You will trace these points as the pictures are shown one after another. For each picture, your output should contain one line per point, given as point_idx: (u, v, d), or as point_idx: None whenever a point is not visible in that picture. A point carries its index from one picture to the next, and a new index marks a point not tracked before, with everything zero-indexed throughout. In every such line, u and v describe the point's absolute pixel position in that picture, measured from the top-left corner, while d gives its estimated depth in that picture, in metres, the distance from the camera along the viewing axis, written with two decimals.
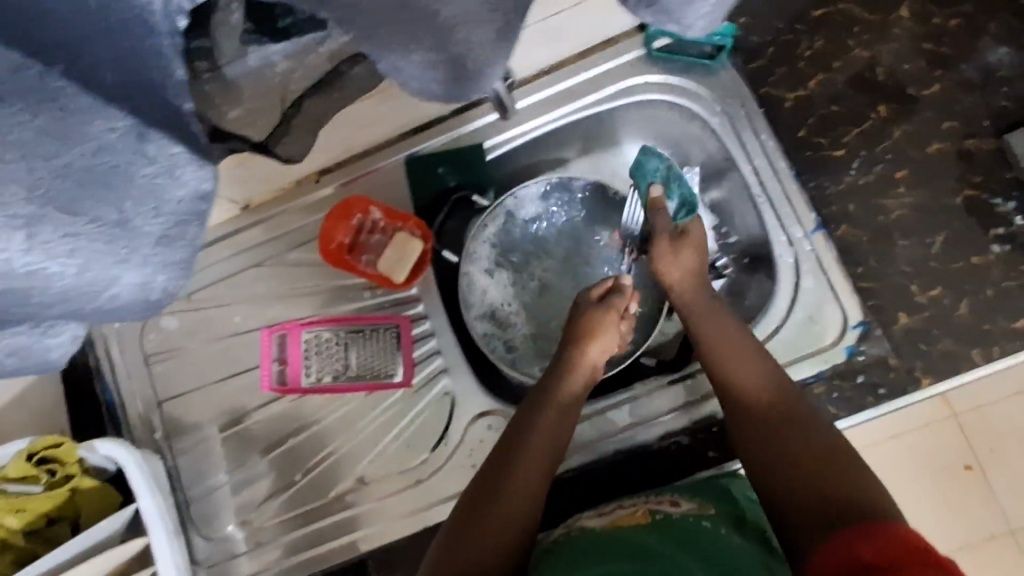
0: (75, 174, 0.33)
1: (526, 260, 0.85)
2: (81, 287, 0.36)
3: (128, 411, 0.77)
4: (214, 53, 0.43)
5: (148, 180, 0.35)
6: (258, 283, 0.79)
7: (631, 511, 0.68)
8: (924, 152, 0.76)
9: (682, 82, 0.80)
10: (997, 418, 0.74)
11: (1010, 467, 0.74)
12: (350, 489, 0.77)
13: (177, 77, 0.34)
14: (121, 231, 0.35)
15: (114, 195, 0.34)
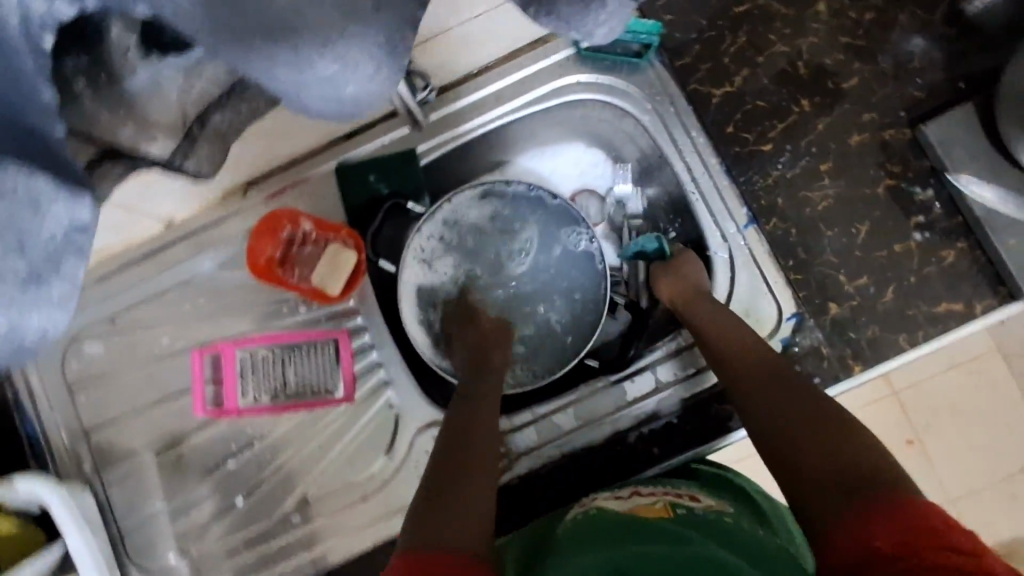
0: None
1: (472, 261, 0.83)
2: None
3: (54, 443, 0.79)
4: (96, 69, 0.39)
5: (8, 215, 0.31)
6: (185, 302, 0.80)
7: (651, 503, 0.63)
8: (847, 144, 0.76)
9: (609, 82, 0.80)
10: (928, 394, 0.97)
11: (941, 436, 0.97)
12: (294, 509, 0.78)
13: (45, 100, 0.33)
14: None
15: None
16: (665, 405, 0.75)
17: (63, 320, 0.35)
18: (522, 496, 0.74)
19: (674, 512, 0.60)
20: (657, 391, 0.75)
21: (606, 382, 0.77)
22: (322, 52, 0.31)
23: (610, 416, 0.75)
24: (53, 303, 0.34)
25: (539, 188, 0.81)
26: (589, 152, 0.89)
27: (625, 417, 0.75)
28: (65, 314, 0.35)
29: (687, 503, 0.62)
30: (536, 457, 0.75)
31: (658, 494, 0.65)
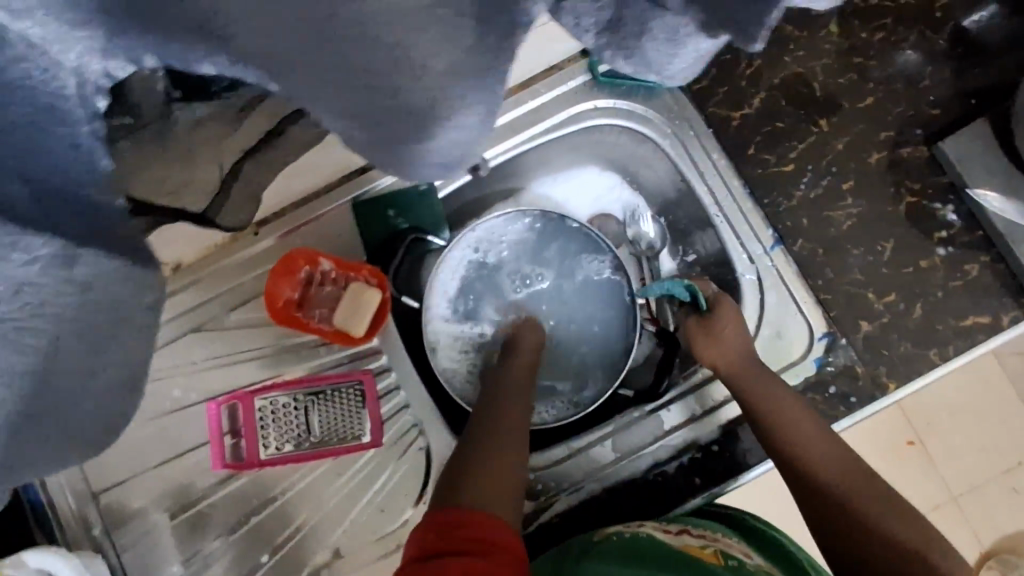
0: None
1: (494, 287, 0.82)
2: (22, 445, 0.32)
3: (58, 509, 0.74)
4: (135, 124, 0.36)
5: (76, 313, 0.30)
6: (196, 351, 0.76)
7: (701, 545, 0.63)
8: (867, 163, 0.76)
9: (628, 107, 0.80)
10: (927, 399, 0.98)
11: (941, 438, 0.98)
12: (326, 562, 0.75)
13: (103, 167, 0.30)
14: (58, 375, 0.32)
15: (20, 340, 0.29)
16: (703, 432, 0.74)
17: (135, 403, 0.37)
18: (561, 529, 0.73)
19: (725, 561, 0.61)
20: (694, 420, 0.74)
21: (641, 412, 0.76)
22: (418, 69, 0.32)
23: (648, 446, 0.74)
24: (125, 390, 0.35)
25: (552, 216, 0.79)
26: (603, 176, 0.87)
27: (663, 448, 0.74)
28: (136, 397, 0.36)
29: (740, 556, 0.62)
30: (575, 492, 0.74)
31: (710, 538, 0.64)
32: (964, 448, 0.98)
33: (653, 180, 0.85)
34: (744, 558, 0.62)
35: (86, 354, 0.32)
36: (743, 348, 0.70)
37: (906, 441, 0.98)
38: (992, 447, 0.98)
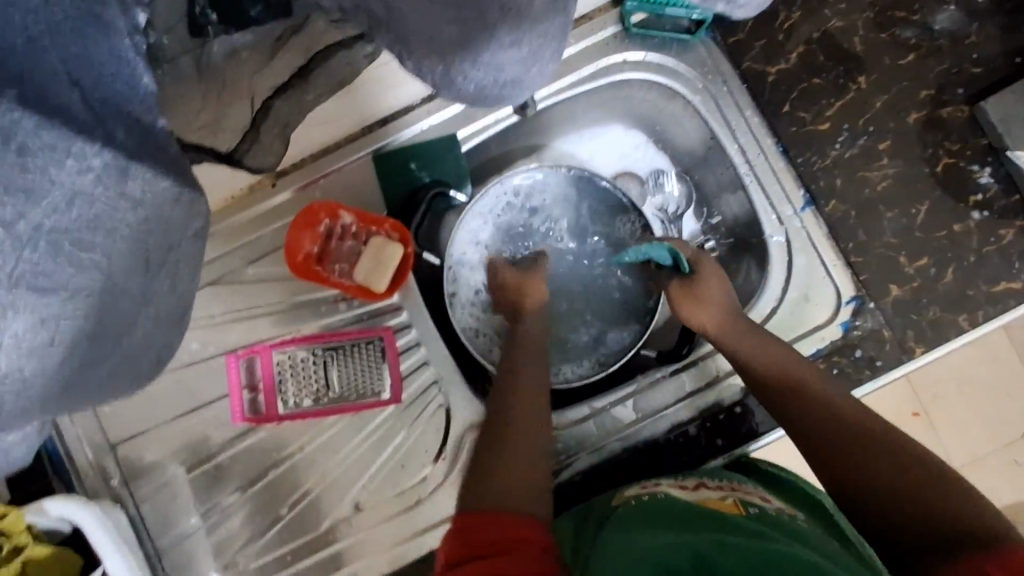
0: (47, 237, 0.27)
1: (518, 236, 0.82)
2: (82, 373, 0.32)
3: (77, 459, 0.73)
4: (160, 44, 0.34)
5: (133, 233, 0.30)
6: (213, 303, 0.75)
7: (720, 497, 0.60)
8: (905, 122, 0.74)
9: (659, 60, 0.77)
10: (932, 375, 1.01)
11: (946, 412, 1.01)
12: (344, 517, 0.74)
13: (144, 85, 0.28)
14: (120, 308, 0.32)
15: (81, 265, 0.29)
16: (726, 393, 0.73)
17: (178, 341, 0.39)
18: (582, 487, 0.72)
19: (746, 509, 0.58)
20: (718, 381, 0.74)
21: (665, 373, 0.75)
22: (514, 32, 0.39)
23: (670, 407, 0.73)
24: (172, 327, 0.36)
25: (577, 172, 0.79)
26: (630, 134, 0.87)
27: (685, 409, 0.73)
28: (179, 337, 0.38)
29: (759, 502, 0.60)
30: (597, 452, 0.73)
31: (725, 488, 0.62)
32: (968, 420, 1.01)
33: (680, 138, 0.84)
34: (764, 503, 0.60)
35: (143, 280, 0.32)
36: (731, 308, 0.69)
37: (911, 412, 1.01)
38: (996, 418, 1.01)
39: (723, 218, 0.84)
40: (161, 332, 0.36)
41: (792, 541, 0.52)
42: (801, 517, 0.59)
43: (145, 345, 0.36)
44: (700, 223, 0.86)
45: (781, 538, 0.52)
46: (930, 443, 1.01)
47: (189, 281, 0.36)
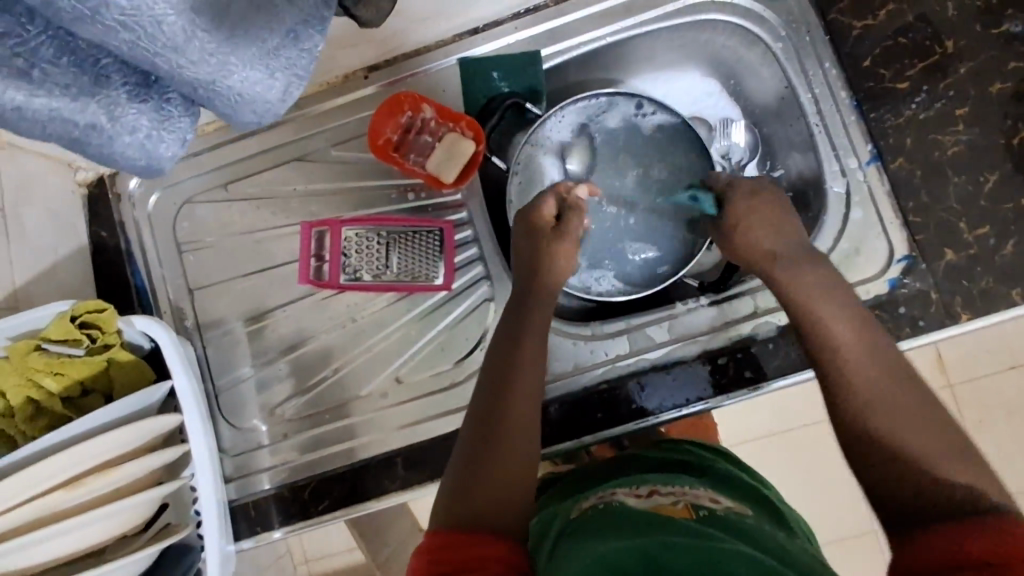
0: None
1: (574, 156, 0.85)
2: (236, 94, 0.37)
3: (161, 296, 0.84)
4: None
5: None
6: (298, 177, 0.83)
7: (671, 502, 0.64)
8: (987, 91, 0.73)
9: (747, 4, 0.79)
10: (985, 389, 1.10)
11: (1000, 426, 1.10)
12: (383, 387, 0.81)
13: None
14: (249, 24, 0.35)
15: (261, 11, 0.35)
16: (761, 328, 0.75)
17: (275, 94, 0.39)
18: (610, 399, 0.76)
19: (695, 513, 0.62)
20: (756, 315, 0.76)
21: (703, 301, 0.78)
22: None
23: (706, 333, 0.76)
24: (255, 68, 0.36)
25: (649, 103, 0.81)
26: (705, 81, 0.89)
27: (719, 337, 0.76)
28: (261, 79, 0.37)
29: (708, 505, 0.64)
30: (625, 365, 0.77)
31: (676, 493, 0.67)
32: (1005, 452, 1.09)
33: (756, 89, 0.86)
34: (713, 504, 0.65)
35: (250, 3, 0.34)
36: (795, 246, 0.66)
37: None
38: (1010, 442, 1.08)
39: (786, 171, 0.85)
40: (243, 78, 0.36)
41: (734, 536, 0.58)
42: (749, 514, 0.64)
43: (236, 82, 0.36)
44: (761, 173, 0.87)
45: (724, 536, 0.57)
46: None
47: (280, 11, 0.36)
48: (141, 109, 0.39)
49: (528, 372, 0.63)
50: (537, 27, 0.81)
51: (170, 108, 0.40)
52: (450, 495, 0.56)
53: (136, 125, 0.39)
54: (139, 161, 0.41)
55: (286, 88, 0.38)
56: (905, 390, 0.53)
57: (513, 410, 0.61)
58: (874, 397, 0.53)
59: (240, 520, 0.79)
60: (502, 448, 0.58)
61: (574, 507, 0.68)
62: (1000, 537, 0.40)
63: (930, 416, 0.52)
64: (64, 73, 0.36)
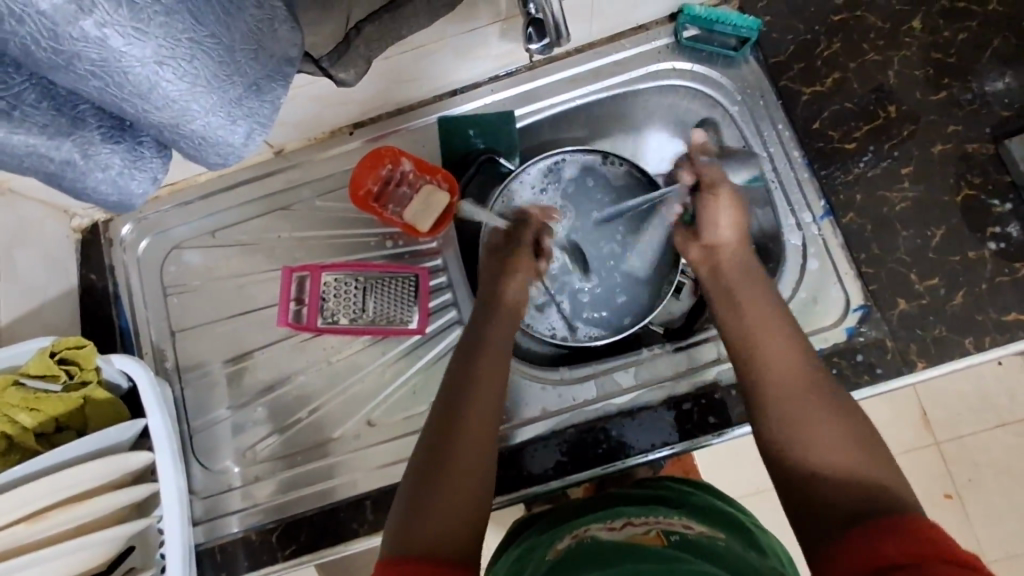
0: (226, 33, 0.32)
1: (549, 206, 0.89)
2: (203, 135, 0.35)
3: (144, 337, 0.86)
4: None
5: (260, 25, 0.34)
6: (283, 226, 0.88)
7: (644, 530, 0.66)
8: (930, 151, 0.78)
9: (704, 71, 0.86)
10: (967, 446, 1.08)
11: (981, 491, 1.08)
12: (357, 429, 0.83)
13: None
14: (230, 68, 0.33)
15: (239, 51, 0.33)
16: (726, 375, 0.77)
17: (247, 139, 0.37)
18: (578, 444, 0.77)
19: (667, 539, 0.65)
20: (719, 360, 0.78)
21: (668, 347, 0.81)
22: None
23: (671, 379, 0.79)
24: (236, 115, 0.35)
25: (614, 156, 0.87)
26: (672, 142, 0.94)
27: (683, 384, 0.78)
28: (236, 124, 0.36)
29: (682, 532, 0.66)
30: (593, 410, 0.78)
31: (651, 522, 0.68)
32: (991, 510, 1.07)
33: None
34: (686, 530, 0.66)
35: (226, 44, 0.32)
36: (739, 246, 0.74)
37: (944, 493, 1.08)
38: (994, 500, 1.07)
39: None
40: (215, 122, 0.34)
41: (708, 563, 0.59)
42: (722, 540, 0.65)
43: (204, 125, 0.34)
44: None
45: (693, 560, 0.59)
46: (963, 526, 1.07)
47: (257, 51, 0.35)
48: (118, 146, 0.37)
49: (479, 407, 0.65)
50: (512, 89, 0.87)
51: (145, 150, 0.38)
52: (400, 526, 0.57)
53: (112, 162, 0.37)
54: (109, 198, 0.39)
55: (254, 131, 0.37)
56: (825, 390, 0.60)
57: (463, 442, 0.63)
58: (788, 401, 0.60)
59: (206, 563, 0.78)
60: (451, 478, 0.60)
61: (548, 546, 0.69)
62: (908, 538, 0.46)
63: (846, 418, 0.58)
64: (42, 114, 0.34)
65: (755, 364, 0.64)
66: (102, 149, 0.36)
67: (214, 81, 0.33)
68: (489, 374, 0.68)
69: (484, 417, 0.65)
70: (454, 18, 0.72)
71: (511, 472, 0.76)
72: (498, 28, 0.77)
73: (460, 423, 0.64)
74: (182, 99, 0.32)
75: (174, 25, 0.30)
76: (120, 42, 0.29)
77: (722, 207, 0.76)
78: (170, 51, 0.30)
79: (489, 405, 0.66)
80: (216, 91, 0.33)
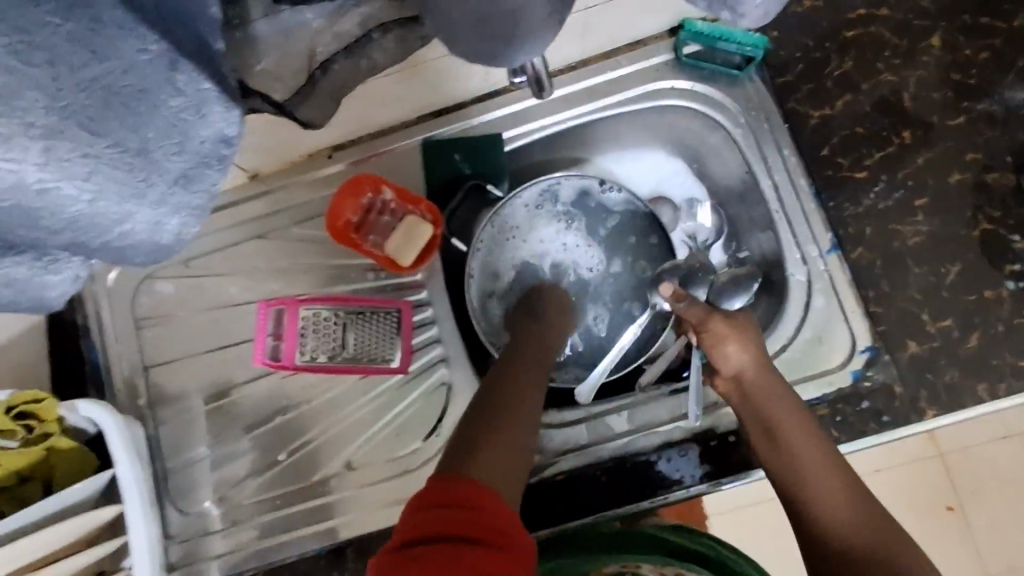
0: (114, 111, 0.30)
1: (540, 240, 0.86)
2: (126, 237, 0.34)
3: (115, 373, 0.82)
4: None
5: (175, 112, 0.32)
6: (259, 255, 0.83)
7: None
8: (946, 181, 0.73)
9: (706, 91, 0.80)
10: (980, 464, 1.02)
11: (990, 508, 1.01)
12: (339, 471, 0.79)
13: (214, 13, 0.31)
14: (141, 161, 0.32)
15: (140, 121, 0.31)
16: (723, 421, 0.74)
17: (180, 225, 0.36)
18: (569, 492, 0.73)
19: None
20: (718, 405, 0.75)
21: (663, 390, 0.77)
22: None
23: (667, 424, 0.75)
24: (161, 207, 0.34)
25: (611, 181, 0.83)
26: (670, 160, 0.89)
27: (679, 429, 0.74)
28: (167, 217, 0.35)
29: None
30: (584, 455, 0.75)
31: None
32: (1001, 530, 1.00)
33: (720, 171, 0.86)
34: None
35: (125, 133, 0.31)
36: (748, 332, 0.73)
37: (947, 505, 1.02)
38: (1006, 519, 1.00)
39: (751, 253, 0.85)
40: (140, 223, 0.34)
41: None
42: None
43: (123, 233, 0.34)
44: (727, 255, 0.87)
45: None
46: (965, 539, 1.01)
47: (172, 124, 0.32)
48: (23, 255, 0.32)
49: (523, 414, 0.62)
50: (500, 110, 0.81)
51: (60, 259, 0.34)
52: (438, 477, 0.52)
53: (16, 273, 0.33)
54: (20, 301, 0.35)
55: (187, 221, 0.36)
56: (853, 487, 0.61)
57: (500, 444, 0.57)
58: (820, 499, 0.61)
59: None
60: (482, 459, 0.54)
61: None
62: None
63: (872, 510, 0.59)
64: None
65: (781, 464, 0.64)
66: (9, 262, 0.32)
67: (123, 184, 0.32)
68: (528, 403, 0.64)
69: (528, 415, 0.63)
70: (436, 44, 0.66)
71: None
72: None
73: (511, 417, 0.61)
74: (91, 212, 0.32)
75: (60, 130, 0.28)
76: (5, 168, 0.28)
77: (724, 332, 0.71)
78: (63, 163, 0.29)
79: (533, 410, 0.64)
80: (128, 196, 0.32)
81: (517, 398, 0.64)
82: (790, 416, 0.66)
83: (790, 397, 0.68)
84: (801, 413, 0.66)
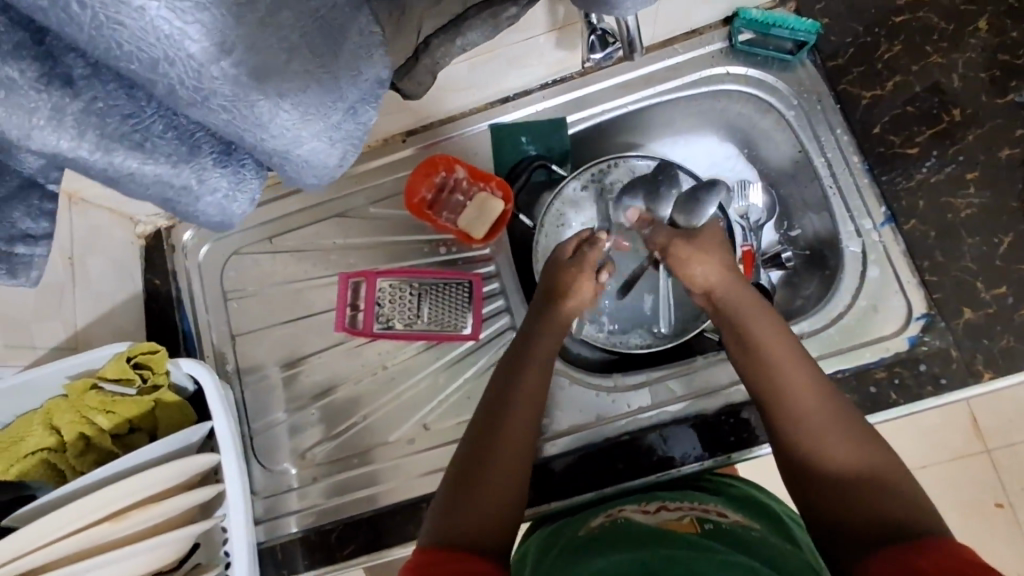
0: (318, 33, 0.32)
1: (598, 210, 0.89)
2: (303, 161, 0.36)
3: (205, 340, 0.89)
4: None
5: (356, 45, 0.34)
6: (338, 232, 0.89)
7: (677, 517, 0.68)
8: (997, 156, 0.76)
9: (759, 76, 0.85)
10: None
11: None
12: (412, 433, 0.84)
13: None
14: (331, 82, 0.33)
15: (334, 49, 0.33)
16: None
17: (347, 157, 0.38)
18: (633, 451, 0.77)
19: (700, 527, 0.66)
20: None
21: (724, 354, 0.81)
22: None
23: (727, 387, 0.78)
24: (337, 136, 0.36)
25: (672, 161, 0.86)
26: (723, 146, 0.93)
27: (740, 391, 0.78)
28: (334, 151, 0.37)
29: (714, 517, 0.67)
30: (647, 417, 0.79)
31: (684, 508, 0.70)
32: None
33: (771, 153, 0.90)
34: (718, 517, 0.67)
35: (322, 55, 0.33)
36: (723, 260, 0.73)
37: (995, 502, 0.93)
38: None
39: (803, 232, 0.89)
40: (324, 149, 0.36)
41: (738, 550, 0.60)
42: (754, 526, 0.66)
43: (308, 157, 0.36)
44: (779, 234, 0.91)
45: (725, 546, 0.61)
46: None
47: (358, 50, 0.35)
48: (224, 170, 0.36)
49: (526, 404, 0.67)
50: (564, 95, 0.87)
51: (247, 175, 0.37)
52: (442, 519, 0.59)
53: (219, 185, 0.36)
54: (214, 220, 0.38)
55: (349, 153, 0.38)
56: (841, 414, 0.61)
57: (503, 439, 0.64)
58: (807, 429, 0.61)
59: (267, 563, 0.80)
60: (487, 470, 0.61)
61: (582, 523, 0.71)
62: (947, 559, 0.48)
63: (857, 436, 0.60)
64: (166, 144, 0.34)
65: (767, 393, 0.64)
66: (216, 175, 0.36)
67: (311, 105, 0.33)
68: (538, 374, 0.69)
69: (537, 400, 0.68)
70: (514, 28, 0.72)
71: (565, 475, 0.77)
72: (554, 37, 0.77)
73: (519, 409, 0.66)
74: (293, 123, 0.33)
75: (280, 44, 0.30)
76: (249, 79, 0.30)
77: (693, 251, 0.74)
78: (279, 70, 0.30)
79: (545, 393, 0.69)
80: (321, 118, 0.34)
81: (522, 381, 0.69)
82: (773, 343, 0.66)
83: (772, 325, 0.68)
84: (784, 339, 0.66)
